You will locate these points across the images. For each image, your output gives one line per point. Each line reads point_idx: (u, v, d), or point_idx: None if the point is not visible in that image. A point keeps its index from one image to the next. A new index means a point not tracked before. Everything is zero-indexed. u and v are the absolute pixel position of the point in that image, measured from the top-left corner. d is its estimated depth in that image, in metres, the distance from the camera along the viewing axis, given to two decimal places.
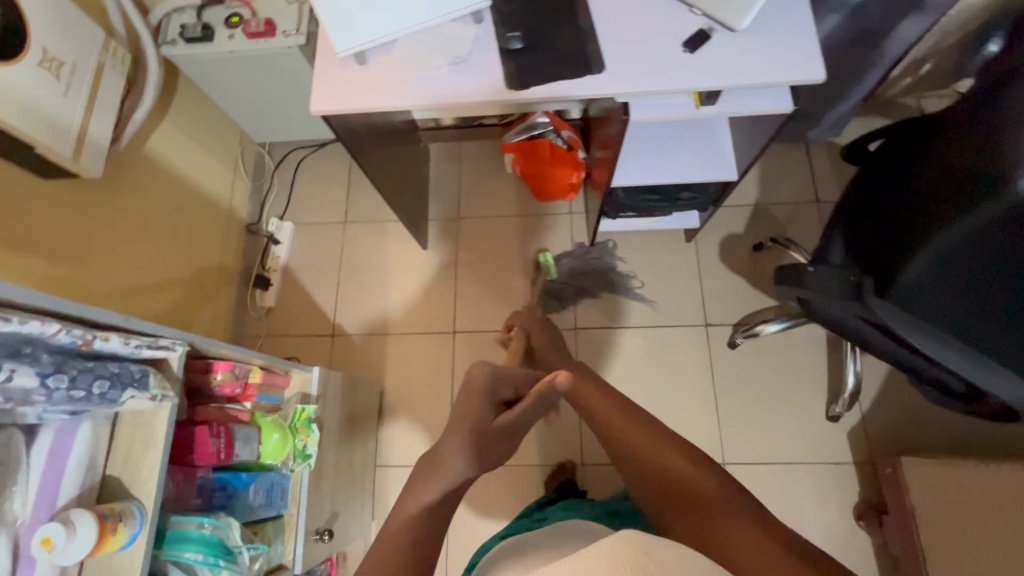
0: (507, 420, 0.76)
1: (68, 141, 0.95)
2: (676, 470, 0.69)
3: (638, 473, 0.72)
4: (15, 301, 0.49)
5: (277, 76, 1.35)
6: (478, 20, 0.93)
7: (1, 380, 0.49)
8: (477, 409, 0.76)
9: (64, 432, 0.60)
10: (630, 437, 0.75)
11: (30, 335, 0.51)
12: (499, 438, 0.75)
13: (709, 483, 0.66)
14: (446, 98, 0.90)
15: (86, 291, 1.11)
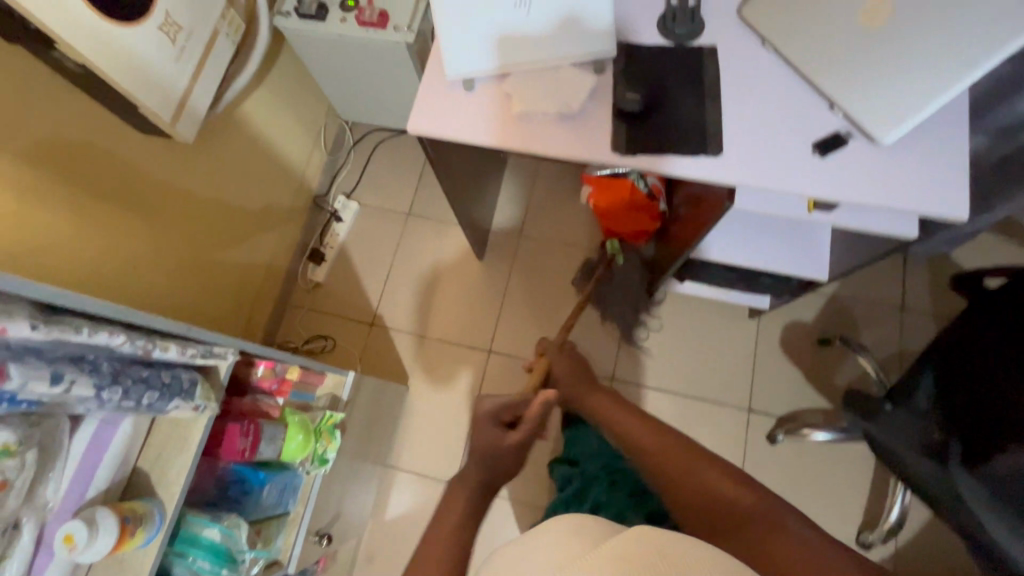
0: (516, 440, 0.81)
1: (169, 106, 0.96)
2: (715, 484, 0.71)
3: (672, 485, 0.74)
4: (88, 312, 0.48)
5: (378, 65, 1.33)
6: (597, 69, 0.89)
7: (59, 391, 0.47)
8: (485, 434, 0.81)
9: (107, 424, 0.61)
10: (662, 449, 0.78)
11: (96, 344, 0.50)
12: (515, 455, 0.81)
13: (748, 498, 0.69)
14: (546, 145, 0.86)
15: (153, 244, 1.14)
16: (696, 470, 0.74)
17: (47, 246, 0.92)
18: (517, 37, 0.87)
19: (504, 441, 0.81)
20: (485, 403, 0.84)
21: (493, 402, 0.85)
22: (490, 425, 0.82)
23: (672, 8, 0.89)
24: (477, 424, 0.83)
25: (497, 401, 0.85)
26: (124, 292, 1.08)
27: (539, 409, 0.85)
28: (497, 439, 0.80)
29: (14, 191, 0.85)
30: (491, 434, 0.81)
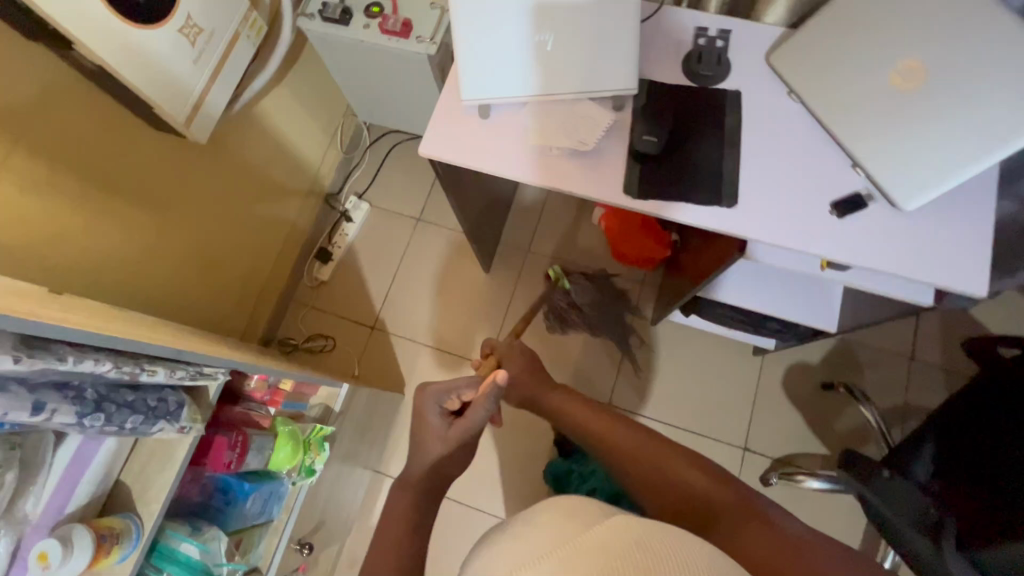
0: (460, 427, 0.78)
1: (184, 107, 0.96)
2: (688, 478, 0.70)
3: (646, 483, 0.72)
4: (74, 342, 0.48)
5: (399, 72, 1.32)
6: (616, 106, 0.87)
7: (40, 420, 0.48)
8: (428, 425, 0.80)
9: (91, 439, 0.61)
10: (634, 446, 0.76)
11: (81, 372, 0.51)
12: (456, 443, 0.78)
13: (722, 491, 0.67)
14: (557, 181, 0.84)
15: (162, 239, 1.14)
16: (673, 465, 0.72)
17: (57, 241, 0.92)
18: (537, 68, 0.85)
19: (447, 431, 0.79)
20: (427, 392, 0.82)
21: (438, 390, 0.83)
22: (433, 415, 0.81)
23: (699, 49, 0.87)
24: (420, 414, 0.81)
25: (439, 388, 0.83)
26: (127, 286, 1.08)
27: (486, 399, 0.80)
28: (434, 425, 0.80)
29: (25, 186, 0.84)
30: (432, 423, 0.80)
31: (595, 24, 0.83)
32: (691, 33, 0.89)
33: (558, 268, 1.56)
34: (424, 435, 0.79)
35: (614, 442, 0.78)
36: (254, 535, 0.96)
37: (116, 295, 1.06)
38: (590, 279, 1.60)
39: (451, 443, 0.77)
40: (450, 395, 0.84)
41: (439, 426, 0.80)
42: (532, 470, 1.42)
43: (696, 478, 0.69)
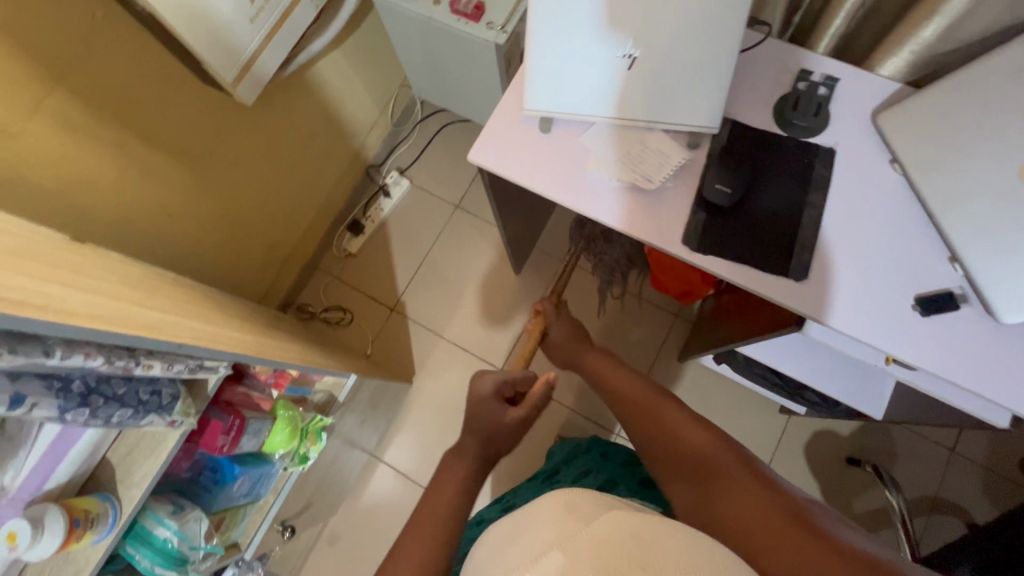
0: (518, 418, 0.71)
1: (234, 67, 0.91)
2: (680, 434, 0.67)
3: (646, 437, 0.70)
4: (67, 336, 0.46)
5: (462, 55, 1.24)
6: (691, 144, 0.78)
7: (18, 413, 0.46)
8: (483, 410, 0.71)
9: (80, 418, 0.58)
10: (648, 403, 0.74)
11: (71, 365, 0.49)
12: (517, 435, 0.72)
13: (706, 444, 0.64)
14: (611, 217, 0.77)
15: (196, 192, 1.11)
16: (676, 423, 0.69)
17: (88, 186, 0.89)
18: (611, 88, 0.77)
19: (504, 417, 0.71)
20: (486, 376, 0.74)
21: (491, 378, 0.74)
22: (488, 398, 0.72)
23: (796, 93, 0.77)
24: (478, 402, 0.72)
25: (498, 373, 0.75)
26: (151, 238, 1.06)
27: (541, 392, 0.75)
28: (499, 418, 0.70)
29: (62, 127, 0.81)
30: (495, 414, 0.71)
31: (685, 50, 0.74)
32: (791, 75, 0.79)
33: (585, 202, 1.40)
34: (484, 426, 0.70)
35: (630, 399, 0.77)
36: (237, 514, 0.95)
37: (142, 245, 1.05)
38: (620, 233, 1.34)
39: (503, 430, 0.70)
40: (508, 381, 0.76)
41: (503, 417, 0.71)
42: None
43: (700, 438, 0.65)
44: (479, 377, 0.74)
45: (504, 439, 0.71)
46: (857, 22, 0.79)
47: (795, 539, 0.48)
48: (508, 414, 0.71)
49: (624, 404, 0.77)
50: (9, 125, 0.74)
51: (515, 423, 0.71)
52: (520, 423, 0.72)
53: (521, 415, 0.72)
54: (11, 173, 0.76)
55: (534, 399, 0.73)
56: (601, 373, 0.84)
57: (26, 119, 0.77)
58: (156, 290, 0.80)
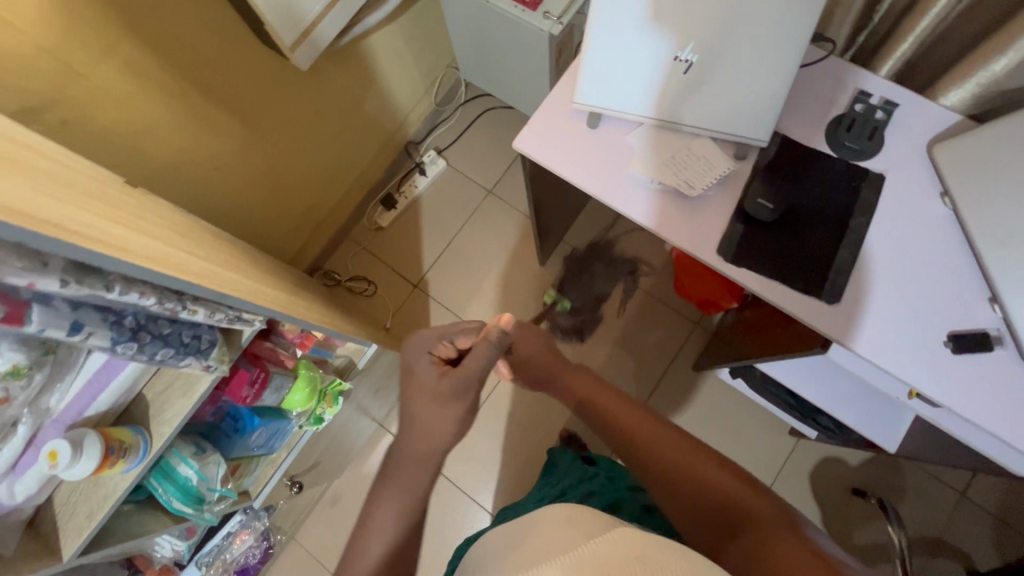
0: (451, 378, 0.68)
1: (293, 31, 0.94)
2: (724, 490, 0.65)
3: (662, 478, 0.69)
4: (126, 273, 0.49)
5: (515, 42, 1.24)
6: (738, 155, 0.78)
7: (75, 340, 0.49)
8: (417, 377, 0.69)
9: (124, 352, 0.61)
10: (656, 440, 0.72)
11: (126, 301, 0.51)
12: (462, 392, 0.67)
13: (757, 503, 0.63)
14: (646, 219, 0.78)
15: (243, 150, 1.15)
16: (698, 466, 0.68)
17: (145, 132, 0.94)
18: (665, 90, 0.77)
19: (436, 379, 0.68)
20: (415, 339, 0.72)
21: (424, 340, 0.72)
22: (421, 363, 0.70)
23: (852, 115, 0.76)
24: (414, 367, 0.70)
25: (431, 333, 0.72)
26: (193, 187, 1.09)
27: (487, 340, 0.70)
28: (434, 380, 0.68)
29: (128, 72, 0.85)
30: (430, 378, 0.68)
31: (745, 59, 0.74)
32: (849, 95, 0.78)
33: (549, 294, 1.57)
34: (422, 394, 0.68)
35: (633, 435, 0.74)
36: (251, 462, 0.99)
37: (188, 194, 1.09)
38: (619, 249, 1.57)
39: (436, 394, 0.67)
40: (446, 339, 0.72)
41: (438, 380, 0.68)
42: (527, 476, 1.40)
43: (728, 484, 0.65)
44: (409, 346, 0.72)
45: (450, 400, 0.67)
46: (925, 48, 0.77)
47: None
48: (446, 375, 0.68)
49: (625, 440, 0.74)
50: (81, 64, 0.79)
51: (454, 382, 0.68)
52: (463, 379, 0.68)
53: (460, 369, 0.68)
54: (77, 111, 0.82)
55: (476, 351, 0.69)
56: (593, 401, 0.80)
57: (97, 62, 0.81)
58: (201, 240, 0.83)
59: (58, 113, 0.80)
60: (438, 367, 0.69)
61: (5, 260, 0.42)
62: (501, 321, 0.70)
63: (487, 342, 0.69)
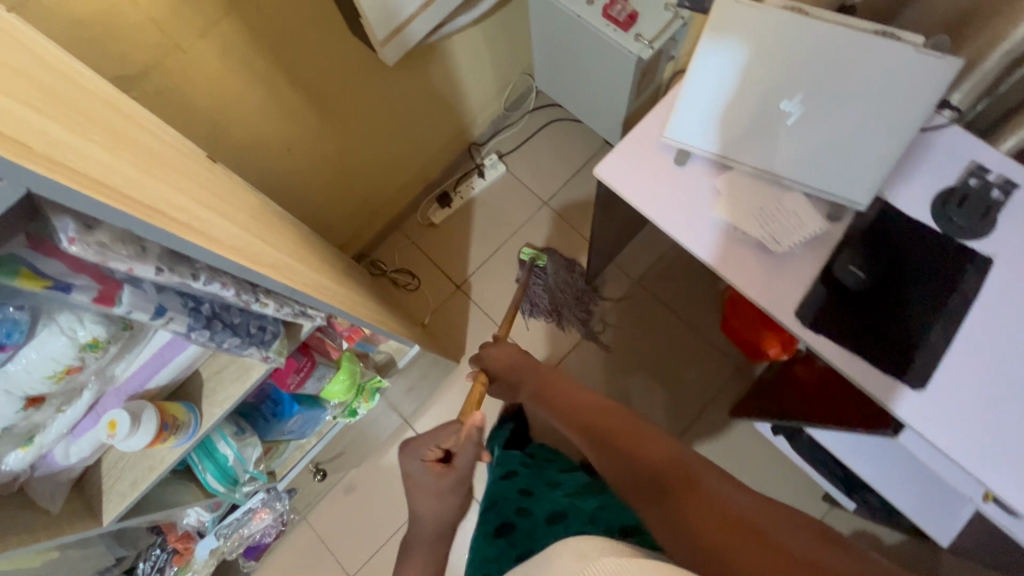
0: (450, 480, 0.68)
1: (387, 27, 0.93)
2: (647, 454, 0.70)
3: (603, 452, 0.74)
4: (215, 266, 0.50)
5: (599, 60, 1.22)
6: (831, 216, 0.73)
7: (158, 324, 0.49)
8: (415, 484, 0.69)
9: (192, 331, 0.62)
10: (604, 419, 0.79)
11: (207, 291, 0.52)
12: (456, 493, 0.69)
13: (669, 458, 0.69)
14: (722, 268, 0.75)
15: (316, 134, 1.16)
16: (634, 437, 0.73)
17: (229, 109, 0.96)
18: (764, 138, 0.73)
19: (436, 482, 0.68)
20: (405, 445, 0.70)
21: (410, 450, 0.70)
22: (416, 468, 0.68)
23: (964, 190, 0.71)
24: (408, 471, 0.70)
25: (418, 439, 0.70)
26: (263, 163, 1.10)
27: (470, 441, 0.70)
28: (426, 485, 0.68)
29: (224, 50, 0.87)
30: (425, 485, 0.68)
31: (856, 119, 0.70)
32: (962, 167, 0.73)
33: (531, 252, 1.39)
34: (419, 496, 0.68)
35: (588, 417, 0.80)
36: (282, 445, 1.00)
37: (255, 170, 1.11)
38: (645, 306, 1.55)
39: (442, 493, 0.68)
40: (431, 442, 0.70)
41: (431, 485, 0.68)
42: None
43: (660, 449, 0.71)
44: (400, 452, 0.70)
45: (447, 497, 0.69)
46: None
47: (766, 546, 0.53)
48: (439, 480, 0.68)
49: (582, 420, 0.81)
50: (183, 39, 0.81)
51: (446, 486, 0.68)
52: (454, 481, 0.69)
53: (448, 473, 0.68)
54: (171, 83, 0.84)
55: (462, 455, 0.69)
56: (553, 393, 0.87)
57: (199, 38, 0.82)
58: (271, 225, 0.84)
59: (154, 82, 0.82)
60: (426, 474, 0.68)
61: (112, 247, 0.42)
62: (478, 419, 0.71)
63: (469, 442, 0.69)
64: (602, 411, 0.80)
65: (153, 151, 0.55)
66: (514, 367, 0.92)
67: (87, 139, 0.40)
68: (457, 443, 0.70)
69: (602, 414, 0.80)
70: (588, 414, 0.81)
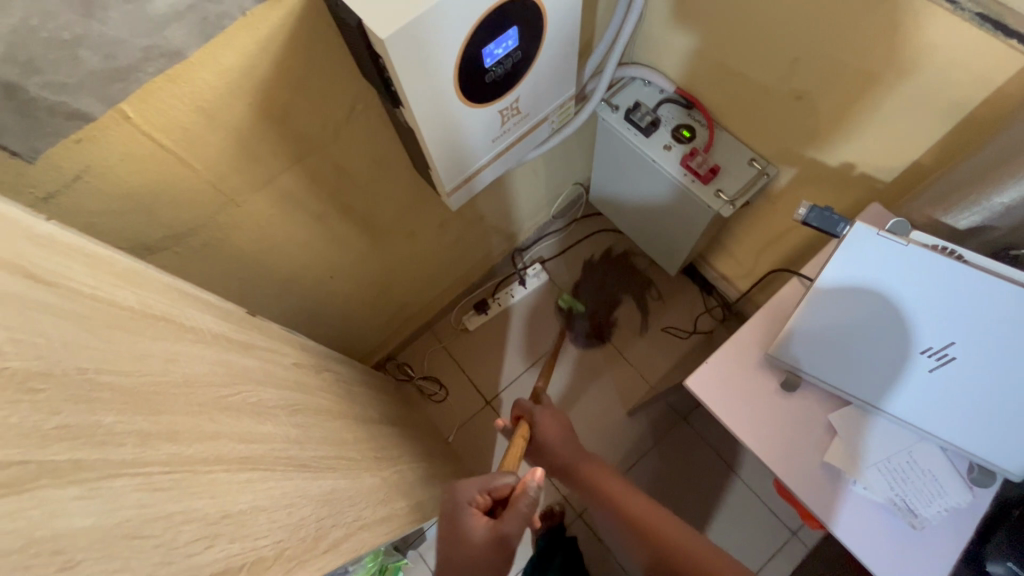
0: (492, 531, 0.65)
1: (456, 177, 0.85)
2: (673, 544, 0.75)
3: (632, 535, 0.79)
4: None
5: (669, 199, 1.16)
6: (975, 481, 0.63)
7: None
8: (464, 532, 0.66)
9: None
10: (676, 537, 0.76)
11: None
12: (498, 555, 0.64)
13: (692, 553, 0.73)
14: (837, 526, 0.65)
15: (362, 260, 1.08)
16: (656, 523, 0.78)
17: (276, 252, 0.88)
18: (898, 383, 0.64)
19: (483, 531, 0.65)
20: (452, 489, 0.71)
21: (467, 485, 0.71)
22: (463, 518, 0.67)
23: None
24: (454, 512, 0.68)
25: (469, 482, 0.71)
26: (301, 294, 1.02)
27: (524, 497, 0.67)
28: (473, 529, 0.65)
29: (281, 200, 0.80)
30: (473, 532, 0.65)
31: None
32: None
33: (564, 297, 1.56)
34: (462, 545, 0.65)
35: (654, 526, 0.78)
36: None
37: (295, 302, 1.02)
38: (691, 447, 1.45)
39: (487, 548, 0.64)
40: (482, 489, 0.70)
41: (477, 535, 0.65)
42: None
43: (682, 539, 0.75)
44: (448, 490, 0.71)
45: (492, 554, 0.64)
46: None
47: None
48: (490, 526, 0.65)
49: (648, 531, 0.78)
50: (238, 195, 0.73)
51: (491, 537, 0.65)
52: (499, 537, 0.65)
53: (495, 528, 0.65)
54: (220, 235, 0.77)
55: (514, 508, 0.66)
56: (570, 464, 0.92)
57: (254, 192, 0.75)
58: (310, 405, 0.74)
59: (200, 237, 0.74)
60: (475, 518, 0.66)
61: None
62: (534, 478, 0.66)
63: (523, 500, 0.66)
64: (622, 486, 0.85)
65: (186, 407, 0.45)
66: (557, 430, 0.94)
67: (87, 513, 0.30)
68: (514, 501, 0.67)
69: (621, 490, 0.85)
70: (609, 490, 0.86)
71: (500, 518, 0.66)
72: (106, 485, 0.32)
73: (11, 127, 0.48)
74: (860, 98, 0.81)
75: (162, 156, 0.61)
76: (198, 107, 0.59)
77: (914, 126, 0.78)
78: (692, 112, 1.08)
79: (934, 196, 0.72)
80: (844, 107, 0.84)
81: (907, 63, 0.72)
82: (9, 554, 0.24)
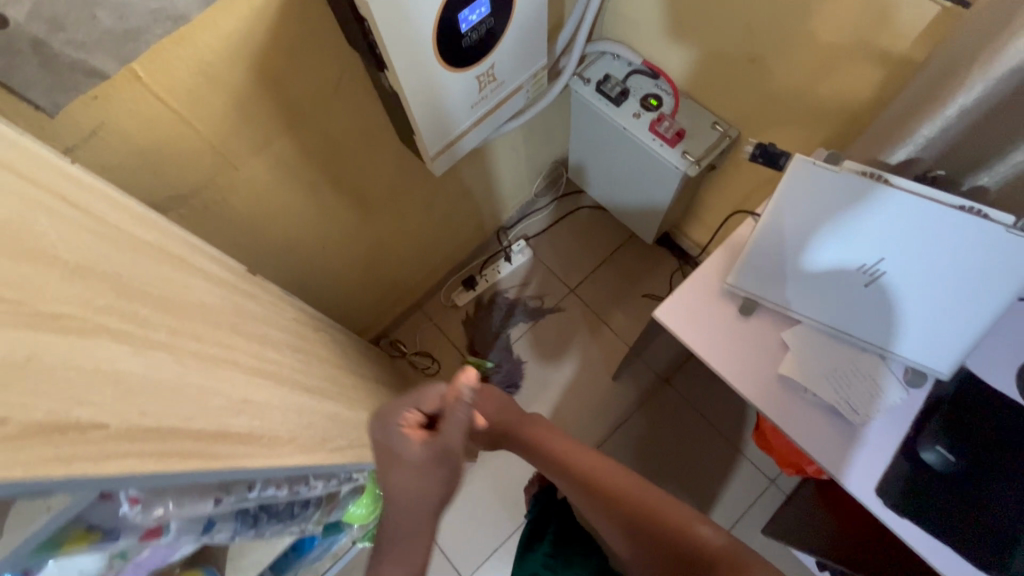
0: (425, 450, 0.59)
1: (441, 142, 0.92)
2: (624, 498, 0.73)
3: (586, 496, 0.77)
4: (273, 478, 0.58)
5: (640, 166, 1.24)
6: (911, 382, 0.74)
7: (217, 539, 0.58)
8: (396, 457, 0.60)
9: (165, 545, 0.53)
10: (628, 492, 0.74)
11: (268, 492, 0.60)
12: (443, 468, 0.59)
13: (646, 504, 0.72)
14: (793, 430, 0.75)
15: (355, 231, 1.14)
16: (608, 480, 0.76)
17: (273, 219, 0.94)
18: (839, 298, 0.74)
19: (416, 451, 0.59)
20: (379, 420, 0.64)
21: (393, 411, 0.64)
22: (393, 444, 0.60)
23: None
24: (385, 439, 0.62)
25: (392, 410, 0.64)
26: (297, 263, 1.08)
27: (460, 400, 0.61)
28: (408, 453, 0.59)
29: (276, 166, 0.85)
30: (409, 456, 0.59)
31: (940, 293, 0.70)
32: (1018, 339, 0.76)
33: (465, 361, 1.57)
34: (400, 470, 0.59)
35: (607, 488, 0.76)
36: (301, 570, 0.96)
37: (291, 271, 1.08)
38: (674, 406, 1.53)
39: (423, 466, 0.59)
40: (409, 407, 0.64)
41: (412, 455, 0.59)
42: None
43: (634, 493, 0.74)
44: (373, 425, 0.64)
45: (430, 470, 0.59)
46: None
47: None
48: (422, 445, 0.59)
49: (600, 493, 0.76)
50: (237, 158, 0.79)
51: (428, 454, 0.59)
52: (437, 451, 0.59)
53: (431, 442, 0.60)
54: (221, 198, 0.82)
55: (448, 417, 0.60)
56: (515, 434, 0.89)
57: (252, 156, 0.81)
58: (312, 352, 0.80)
59: (202, 199, 0.80)
60: (410, 436, 0.60)
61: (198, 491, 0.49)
62: (467, 379, 0.61)
63: (458, 406, 0.60)
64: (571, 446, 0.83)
65: (204, 320, 0.51)
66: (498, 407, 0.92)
67: (137, 370, 0.36)
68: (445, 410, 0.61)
69: (571, 451, 0.83)
70: (558, 453, 0.83)
71: (436, 433, 0.60)
72: (149, 353, 0.38)
73: (36, 82, 0.54)
74: (806, 56, 0.89)
75: (168, 116, 0.67)
76: (199, 69, 0.65)
77: (856, 80, 0.86)
78: (658, 82, 1.16)
79: (874, 139, 0.79)
80: (793, 66, 0.92)
81: (843, 20, 0.80)
82: (85, 374, 0.30)
